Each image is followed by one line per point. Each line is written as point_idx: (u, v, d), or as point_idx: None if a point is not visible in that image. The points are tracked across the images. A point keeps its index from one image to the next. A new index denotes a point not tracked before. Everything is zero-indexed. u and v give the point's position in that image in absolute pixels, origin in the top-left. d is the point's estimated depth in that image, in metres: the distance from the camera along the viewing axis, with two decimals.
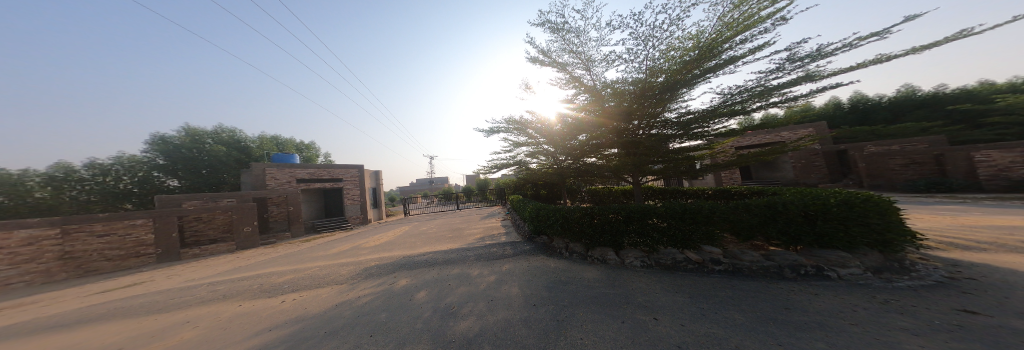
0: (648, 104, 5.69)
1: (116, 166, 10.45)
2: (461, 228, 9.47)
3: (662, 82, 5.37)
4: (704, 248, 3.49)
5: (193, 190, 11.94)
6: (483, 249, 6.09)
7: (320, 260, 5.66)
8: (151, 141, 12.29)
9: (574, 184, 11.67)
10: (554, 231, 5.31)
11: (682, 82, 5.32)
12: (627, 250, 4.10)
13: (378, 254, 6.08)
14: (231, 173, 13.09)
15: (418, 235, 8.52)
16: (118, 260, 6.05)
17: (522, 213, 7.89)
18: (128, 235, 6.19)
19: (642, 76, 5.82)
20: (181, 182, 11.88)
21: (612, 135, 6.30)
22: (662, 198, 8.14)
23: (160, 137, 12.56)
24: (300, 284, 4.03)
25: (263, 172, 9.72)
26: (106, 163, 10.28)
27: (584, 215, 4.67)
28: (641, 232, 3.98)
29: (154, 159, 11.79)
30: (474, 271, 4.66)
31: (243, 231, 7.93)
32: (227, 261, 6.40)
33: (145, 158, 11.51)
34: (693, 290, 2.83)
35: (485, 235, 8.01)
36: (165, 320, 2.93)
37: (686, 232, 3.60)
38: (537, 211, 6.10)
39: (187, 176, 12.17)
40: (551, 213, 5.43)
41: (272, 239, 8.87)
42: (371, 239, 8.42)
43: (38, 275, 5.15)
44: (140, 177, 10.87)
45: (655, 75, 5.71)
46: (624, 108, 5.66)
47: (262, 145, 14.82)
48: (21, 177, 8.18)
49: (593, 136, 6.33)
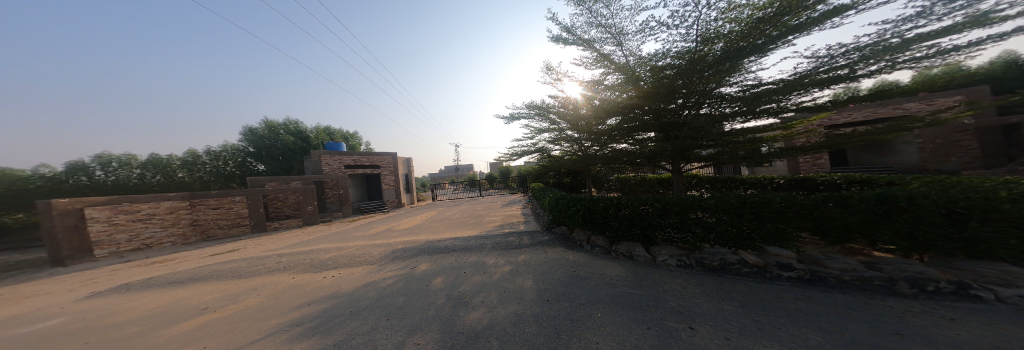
0: (698, 80, 4.65)
1: (224, 152, 13.35)
2: (483, 215, 9.67)
3: (719, 51, 4.27)
4: (768, 250, 2.74)
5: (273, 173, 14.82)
6: (500, 237, 6.08)
7: (360, 240, 6.35)
8: (244, 132, 15.25)
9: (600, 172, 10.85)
10: (575, 222, 4.92)
11: (749, 48, 4.14)
12: (660, 246, 3.54)
13: (408, 237, 6.54)
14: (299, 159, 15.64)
15: (444, 220, 8.99)
16: (226, 229, 7.68)
17: (543, 202, 7.58)
18: (231, 208, 7.77)
19: (692, 44, 4.72)
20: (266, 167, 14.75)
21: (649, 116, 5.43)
22: (709, 188, 6.94)
23: (249, 129, 15.44)
24: (340, 262, 4.53)
25: (320, 159, 11.21)
26: (218, 150, 13.20)
27: (609, 207, 4.17)
28: (681, 226, 3.36)
29: (247, 147, 14.72)
30: (490, 260, 4.65)
31: (308, 210, 9.39)
32: (294, 236, 7.66)
33: (241, 146, 14.44)
34: (746, 299, 2.25)
35: (505, 223, 8.02)
36: (241, 284, 3.57)
37: (742, 229, 2.88)
38: (558, 200, 5.74)
39: (269, 162, 15.00)
40: (573, 203, 5.02)
41: (327, 217, 10.39)
42: (402, 222, 9.22)
43: (179, 238, 6.89)
44: (238, 162, 13.76)
45: (711, 42, 4.55)
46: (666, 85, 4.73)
47: (319, 135, 17.14)
48: (167, 160, 11.03)
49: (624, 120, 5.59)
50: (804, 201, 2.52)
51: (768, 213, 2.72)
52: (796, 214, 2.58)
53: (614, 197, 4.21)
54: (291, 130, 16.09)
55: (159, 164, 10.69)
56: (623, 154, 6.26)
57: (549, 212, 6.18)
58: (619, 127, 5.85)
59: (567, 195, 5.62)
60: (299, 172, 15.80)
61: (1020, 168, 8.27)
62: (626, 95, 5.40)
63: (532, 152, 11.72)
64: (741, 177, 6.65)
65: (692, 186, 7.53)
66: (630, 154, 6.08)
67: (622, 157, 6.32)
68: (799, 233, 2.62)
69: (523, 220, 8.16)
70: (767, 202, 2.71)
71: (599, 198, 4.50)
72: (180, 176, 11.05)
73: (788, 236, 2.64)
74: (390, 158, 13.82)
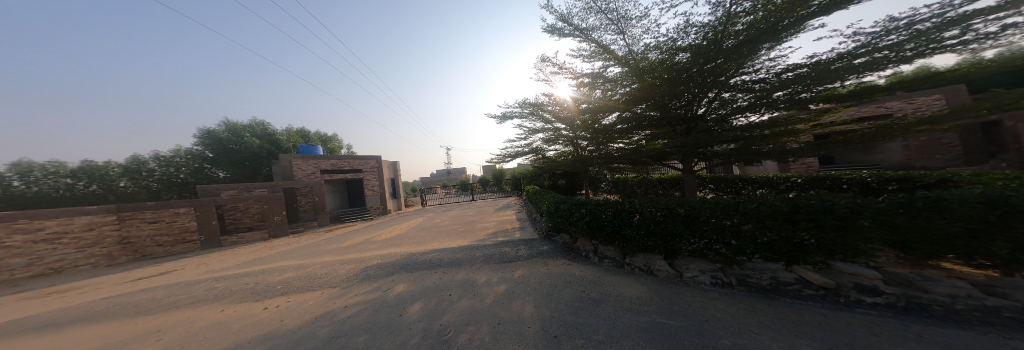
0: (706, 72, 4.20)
1: (177, 158, 11.86)
2: (475, 221, 8.87)
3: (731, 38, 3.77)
4: (838, 267, 2.18)
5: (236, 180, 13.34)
6: (494, 247, 5.35)
7: (328, 254, 5.44)
8: (200, 135, 13.63)
9: (597, 172, 10.36)
10: (578, 230, 4.29)
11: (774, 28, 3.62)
12: (685, 259, 2.96)
13: (388, 250, 5.69)
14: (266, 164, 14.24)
15: (430, 228, 8.15)
16: (168, 246, 6.55)
17: (540, 206, 6.99)
18: (174, 222, 6.64)
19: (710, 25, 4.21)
20: (227, 173, 13.27)
21: (655, 112, 4.87)
22: (716, 189, 6.54)
23: (206, 131, 13.81)
24: (294, 285, 3.64)
25: (290, 163, 10.05)
26: (169, 156, 11.71)
27: (620, 213, 3.53)
28: (710, 236, 2.76)
29: (204, 152, 13.17)
30: (481, 278, 3.92)
31: (274, 220, 8.28)
32: (253, 250, 6.61)
33: (197, 151, 12.90)
34: (827, 337, 1.65)
35: (498, 230, 7.31)
36: (142, 324, 2.57)
37: (799, 242, 2.27)
38: (557, 204, 5.13)
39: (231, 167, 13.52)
40: (575, 208, 4.40)
41: (299, 227, 9.31)
42: (384, 231, 8.29)
43: (102, 258, 5.73)
44: (193, 168, 12.26)
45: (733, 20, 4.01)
46: (678, 73, 4.24)
47: (292, 137, 15.75)
48: (106, 167, 9.67)
49: (623, 120, 5.16)
50: (887, 208, 1.89)
51: (834, 223, 2.10)
52: (877, 225, 1.94)
53: (626, 202, 3.59)
54: (255, 132, 14.53)
55: (93, 172, 9.29)
56: (622, 153, 5.76)
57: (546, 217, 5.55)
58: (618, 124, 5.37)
59: (568, 198, 5.04)
60: (267, 177, 14.33)
61: (1003, 164, 8.40)
62: (626, 90, 4.95)
63: (526, 153, 11.11)
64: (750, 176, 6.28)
65: (697, 187, 7.10)
66: (630, 153, 5.55)
67: (622, 157, 5.81)
68: (876, 247, 2.02)
69: (518, 226, 7.45)
70: (832, 209, 2.09)
71: (607, 201, 3.90)
72: (122, 186, 9.66)
73: (858, 250, 2.04)
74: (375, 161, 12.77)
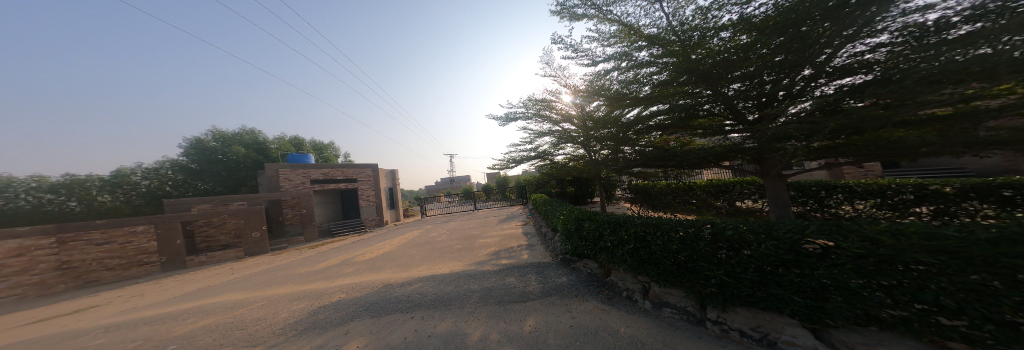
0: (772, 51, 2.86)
1: (163, 171, 11.27)
2: (476, 236, 7.61)
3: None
4: None
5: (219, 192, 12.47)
6: (494, 277, 4.07)
7: (289, 283, 4.29)
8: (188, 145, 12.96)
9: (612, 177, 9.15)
10: (613, 260, 2.98)
11: None
12: (862, 333, 1.50)
13: (364, 278, 4.49)
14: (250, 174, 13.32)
15: (423, 245, 6.99)
16: (119, 270, 5.65)
17: (553, 222, 5.80)
18: (129, 243, 5.79)
19: None
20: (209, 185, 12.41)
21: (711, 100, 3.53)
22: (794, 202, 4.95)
23: (194, 141, 13.06)
24: (197, 343, 2.47)
25: (277, 173, 9.16)
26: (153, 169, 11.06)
27: (686, 240, 2.21)
28: (918, 301, 1.25)
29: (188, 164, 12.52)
30: (475, 332, 2.61)
31: (251, 237, 7.33)
32: (214, 275, 5.56)
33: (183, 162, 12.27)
34: None
35: (500, 248, 6.03)
36: None
37: None
38: (580, 220, 3.87)
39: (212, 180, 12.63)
40: (609, 228, 3.12)
41: (283, 243, 8.37)
42: (372, 248, 7.17)
43: (32, 288, 4.76)
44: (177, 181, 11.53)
45: None
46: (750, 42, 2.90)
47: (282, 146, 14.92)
48: (86, 180, 9.08)
49: (656, 111, 3.98)
50: None
51: None
52: None
53: (696, 223, 2.27)
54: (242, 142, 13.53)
55: (75, 186, 8.70)
56: (649, 154, 4.43)
57: (563, 238, 4.30)
58: (644, 121, 4.28)
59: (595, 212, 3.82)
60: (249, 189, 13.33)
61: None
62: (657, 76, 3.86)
63: (533, 157, 9.93)
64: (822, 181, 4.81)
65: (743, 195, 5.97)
66: (661, 155, 4.23)
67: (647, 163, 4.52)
68: None
69: (526, 243, 6.16)
70: None
71: (661, 221, 2.59)
72: (100, 200, 8.96)
73: None
74: (372, 169, 11.86)
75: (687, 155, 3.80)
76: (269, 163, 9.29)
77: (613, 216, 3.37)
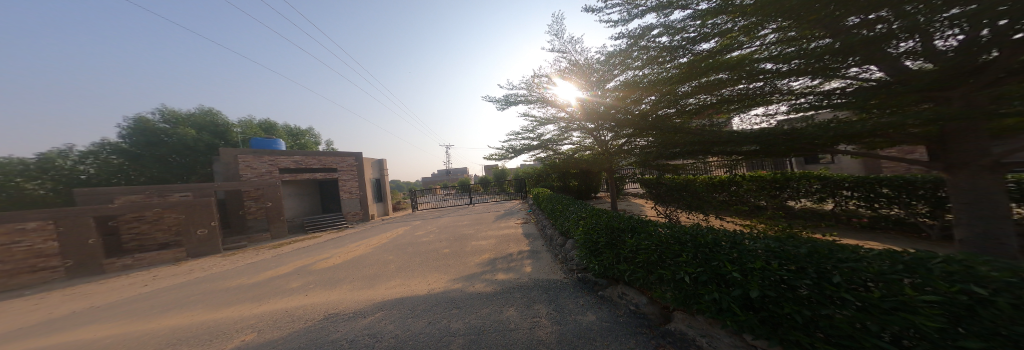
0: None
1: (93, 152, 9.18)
2: (468, 237, 6.35)
3: None
4: None
5: (160, 182, 9.57)
6: (485, 306, 2.83)
7: (198, 306, 3.10)
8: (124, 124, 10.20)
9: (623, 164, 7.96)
10: (698, 309, 1.62)
11: None
12: None
13: (306, 298, 3.28)
14: (202, 161, 10.37)
15: (403, 248, 5.77)
16: (3, 278, 4.46)
17: (563, 224, 4.53)
18: (16, 243, 4.63)
19: None
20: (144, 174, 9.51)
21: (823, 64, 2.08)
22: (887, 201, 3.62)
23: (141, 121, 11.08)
24: None
25: (235, 160, 7.74)
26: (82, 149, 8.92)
27: (954, 319, 0.75)
28: None
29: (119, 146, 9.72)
30: None
31: (194, 234, 6.09)
32: (125, 285, 4.36)
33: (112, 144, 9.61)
34: None
35: (495, 256, 4.81)
36: None
37: None
38: (618, 229, 2.57)
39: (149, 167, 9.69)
40: (677, 251, 1.78)
41: (242, 241, 7.18)
42: (344, 251, 5.89)
43: None
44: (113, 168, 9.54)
45: None
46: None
47: (246, 130, 12.09)
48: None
49: (713, 80, 2.78)
50: None
51: None
52: None
53: (970, 266, 0.86)
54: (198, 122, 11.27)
55: None
56: (689, 139, 3.11)
57: (581, 252, 3.02)
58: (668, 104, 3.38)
59: (641, 221, 2.53)
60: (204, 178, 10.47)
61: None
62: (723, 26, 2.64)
63: (535, 147, 8.63)
64: (904, 175, 3.60)
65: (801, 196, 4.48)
66: (707, 140, 2.97)
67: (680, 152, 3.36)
68: None
69: (529, 250, 4.96)
70: None
71: (822, 251, 1.20)
72: None
73: None
74: (353, 158, 10.48)
75: (751, 139, 2.53)
76: (224, 148, 7.80)
77: (679, 230, 2.03)
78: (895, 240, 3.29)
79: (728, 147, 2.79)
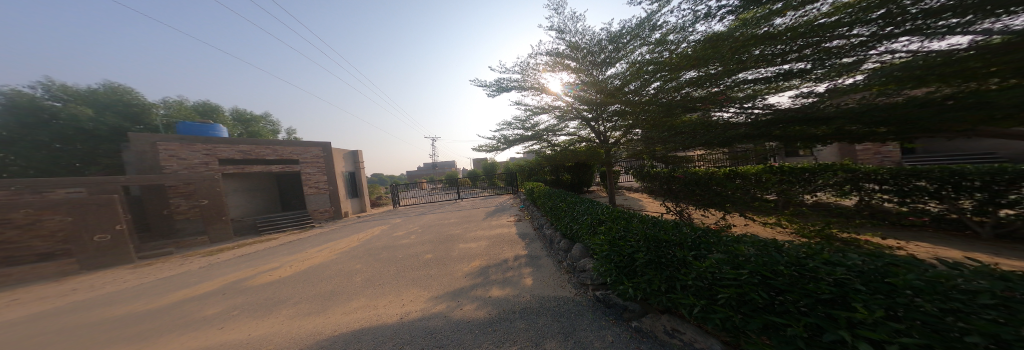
0: None
1: None
2: (454, 238, 5.51)
3: None
4: None
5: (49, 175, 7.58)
6: (474, 344, 2.06)
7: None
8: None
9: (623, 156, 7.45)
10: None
11: None
12: None
13: (217, 335, 2.29)
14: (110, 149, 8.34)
15: (375, 254, 4.81)
16: None
17: (566, 227, 3.87)
18: None
19: None
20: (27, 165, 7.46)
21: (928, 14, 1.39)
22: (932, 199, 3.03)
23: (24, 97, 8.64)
24: None
25: (153, 147, 6.16)
26: None
27: None
28: None
29: None
30: None
31: (90, 242, 4.71)
32: None
33: None
34: None
35: (486, 263, 4.04)
36: None
37: None
38: (660, 242, 1.76)
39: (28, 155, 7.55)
40: (804, 293, 0.89)
41: (168, 248, 5.79)
42: (300, 258, 4.81)
43: None
44: None
45: None
46: None
47: (176, 112, 9.99)
48: None
49: (750, 52, 2.23)
50: None
51: None
52: None
53: None
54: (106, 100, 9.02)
55: None
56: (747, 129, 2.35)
57: (596, 266, 2.30)
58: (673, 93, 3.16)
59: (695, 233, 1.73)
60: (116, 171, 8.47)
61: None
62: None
63: (528, 138, 7.85)
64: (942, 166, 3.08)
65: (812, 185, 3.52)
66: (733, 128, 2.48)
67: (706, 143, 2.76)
68: None
69: (527, 255, 4.22)
70: None
71: None
72: None
73: None
74: (320, 148, 9.02)
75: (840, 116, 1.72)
76: (135, 132, 6.14)
77: (788, 250, 1.16)
78: (944, 239, 2.94)
79: (803, 129, 2.01)
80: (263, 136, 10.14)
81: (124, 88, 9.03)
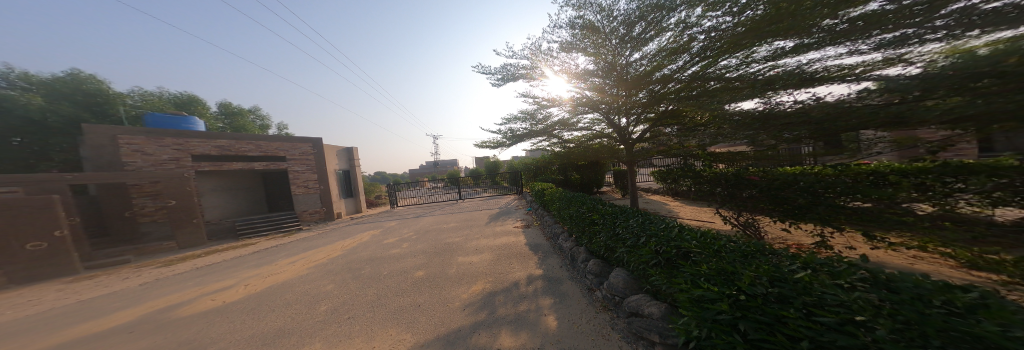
0: None
1: None
2: (453, 249, 4.58)
3: None
4: None
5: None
6: None
7: None
8: None
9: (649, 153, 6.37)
10: None
11: None
12: None
13: None
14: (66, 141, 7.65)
15: (353, 270, 3.92)
16: None
17: (597, 244, 2.87)
18: None
19: None
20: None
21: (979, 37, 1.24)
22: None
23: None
24: None
25: (111, 141, 5.43)
26: None
27: None
28: None
29: None
30: None
31: (20, 251, 3.97)
32: None
33: None
34: None
35: (489, 289, 3.08)
36: None
37: None
38: (976, 342, 0.53)
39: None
40: None
41: (127, 255, 5.05)
42: (265, 273, 3.95)
43: None
44: None
45: None
46: None
47: (150, 103, 9.32)
48: None
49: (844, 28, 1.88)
50: None
51: None
52: None
53: None
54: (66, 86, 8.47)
55: None
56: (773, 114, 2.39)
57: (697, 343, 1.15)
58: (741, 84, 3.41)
59: None
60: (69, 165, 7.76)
61: None
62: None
63: (537, 134, 6.84)
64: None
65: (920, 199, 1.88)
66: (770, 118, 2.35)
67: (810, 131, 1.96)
68: None
69: (545, 278, 3.23)
70: None
71: None
72: None
73: None
74: (310, 144, 8.25)
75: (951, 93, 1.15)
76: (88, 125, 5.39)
77: None
78: None
79: None
80: (244, 131, 9.39)
81: (89, 76, 8.59)
